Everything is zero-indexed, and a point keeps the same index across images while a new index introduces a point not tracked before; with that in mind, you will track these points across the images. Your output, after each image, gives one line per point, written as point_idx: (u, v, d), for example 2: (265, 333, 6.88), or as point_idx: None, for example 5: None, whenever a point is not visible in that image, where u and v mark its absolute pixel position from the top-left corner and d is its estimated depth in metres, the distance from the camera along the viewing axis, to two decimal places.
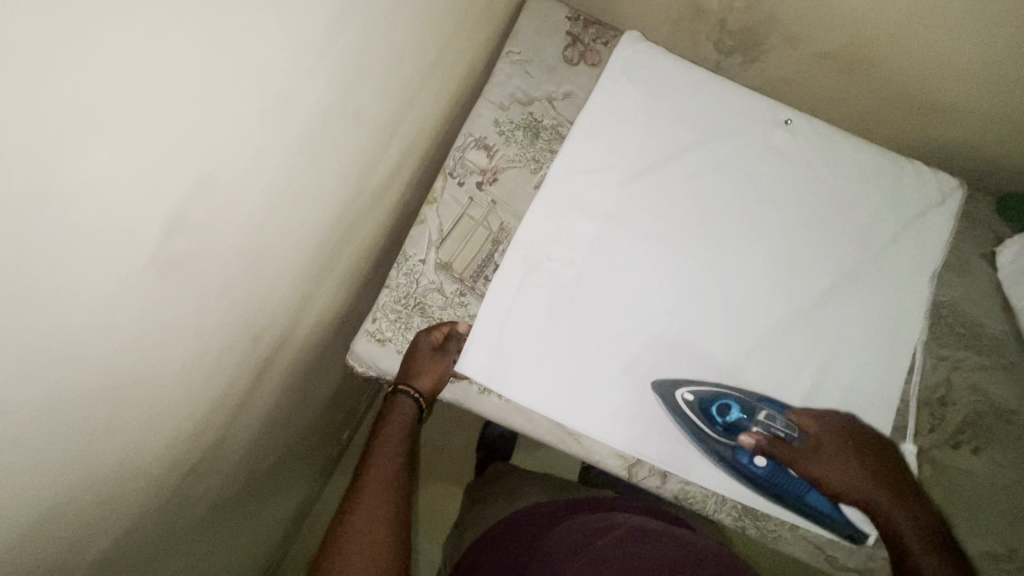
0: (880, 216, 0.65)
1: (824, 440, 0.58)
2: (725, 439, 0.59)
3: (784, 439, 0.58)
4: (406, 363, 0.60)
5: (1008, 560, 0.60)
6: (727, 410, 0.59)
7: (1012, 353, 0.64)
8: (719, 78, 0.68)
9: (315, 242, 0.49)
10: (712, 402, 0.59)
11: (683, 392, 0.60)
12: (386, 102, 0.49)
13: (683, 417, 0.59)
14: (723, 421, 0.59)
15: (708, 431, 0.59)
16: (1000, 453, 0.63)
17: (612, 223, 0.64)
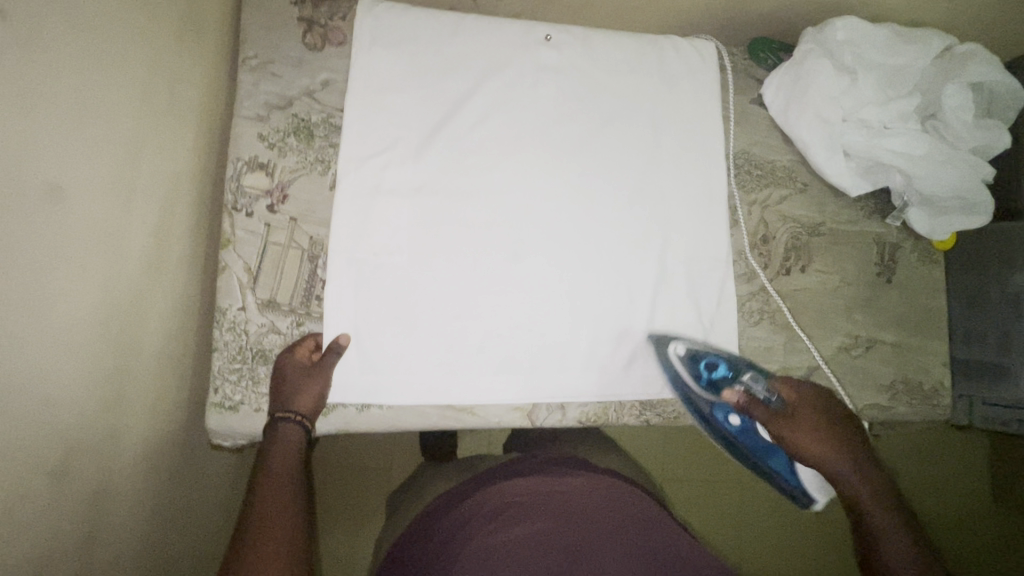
0: (659, 97, 0.69)
1: (804, 415, 0.60)
2: (707, 396, 0.64)
3: (763, 398, 0.61)
4: (276, 396, 0.55)
5: (854, 345, 0.71)
6: (715, 367, 0.63)
7: (804, 176, 0.72)
8: (468, 16, 0.66)
9: (68, 344, 0.42)
10: (703, 359, 0.63)
11: (677, 345, 0.64)
12: (69, 161, 0.42)
13: (672, 368, 0.64)
14: (709, 376, 0.63)
15: (692, 384, 0.63)
16: (822, 262, 0.71)
17: (422, 195, 0.62)
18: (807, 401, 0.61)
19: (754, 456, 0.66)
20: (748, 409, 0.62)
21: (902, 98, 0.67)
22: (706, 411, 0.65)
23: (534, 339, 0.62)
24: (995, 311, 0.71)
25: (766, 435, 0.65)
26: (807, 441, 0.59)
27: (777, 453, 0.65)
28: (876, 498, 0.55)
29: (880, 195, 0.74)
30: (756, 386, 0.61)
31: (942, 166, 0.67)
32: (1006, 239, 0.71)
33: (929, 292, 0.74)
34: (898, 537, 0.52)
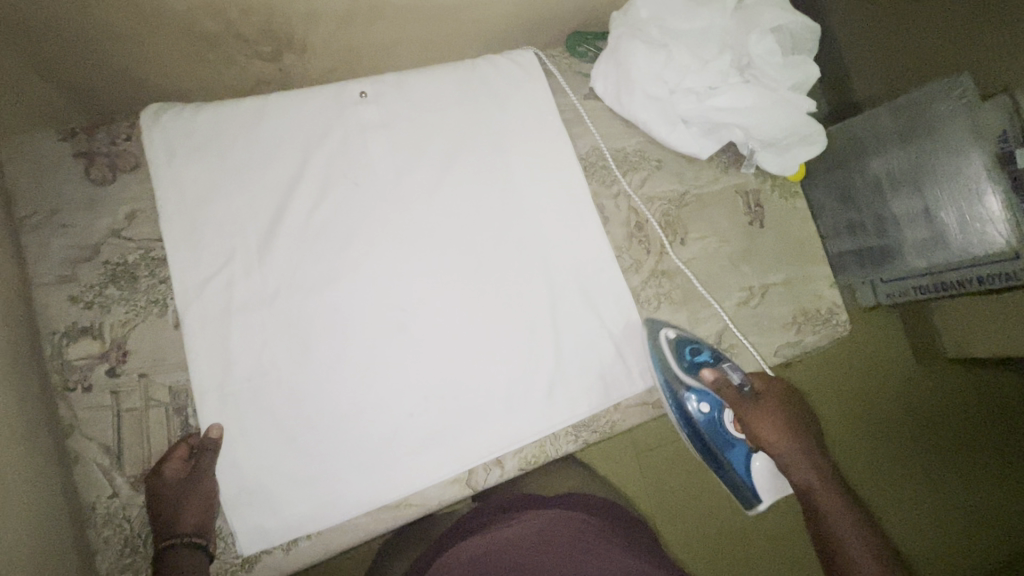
0: (495, 120, 0.67)
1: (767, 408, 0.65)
2: (688, 378, 0.65)
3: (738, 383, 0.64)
4: (160, 520, 0.50)
5: (750, 297, 0.73)
6: (699, 350, 0.65)
7: (656, 153, 0.73)
8: (271, 95, 0.61)
9: None
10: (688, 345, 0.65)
11: (667, 330, 0.65)
12: None
13: (658, 350, 0.64)
14: (692, 358, 0.65)
15: (675, 366, 0.64)
16: (697, 229, 0.73)
17: (281, 299, 0.57)
18: (770, 395, 0.66)
19: (717, 448, 0.67)
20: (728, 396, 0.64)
21: (717, 59, 0.70)
22: (681, 398, 0.65)
23: (449, 405, 0.59)
24: (866, 202, 0.83)
25: (730, 427, 0.67)
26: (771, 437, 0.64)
27: (738, 448, 0.67)
28: (826, 484, 0.62)
29: (728, 149, 0.76)
30: (734, 371, 0.65)
31: (770, 110, 0.70)
32: (855, 137, 0.84)
33: (801, 223, 0.77)
34: (850, 519, 0.59)
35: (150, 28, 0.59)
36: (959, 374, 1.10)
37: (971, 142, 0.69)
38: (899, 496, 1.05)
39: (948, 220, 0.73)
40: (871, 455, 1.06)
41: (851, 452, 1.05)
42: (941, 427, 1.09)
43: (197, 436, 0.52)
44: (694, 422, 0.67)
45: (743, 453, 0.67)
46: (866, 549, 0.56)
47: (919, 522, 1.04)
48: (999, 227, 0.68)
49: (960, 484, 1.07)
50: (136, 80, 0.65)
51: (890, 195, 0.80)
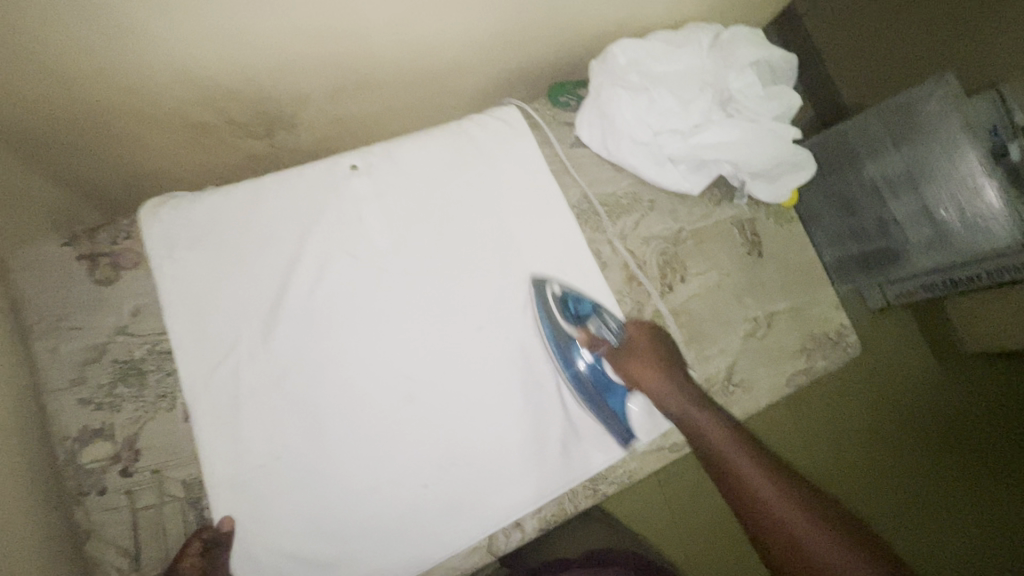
0: (484, 178, 0.68)
1: (643, 353, 0.64)
2: (573, 330, 0.63)
3: (616, 334, 0.65)
4: None
5: (757, 327, 0.72)
6: (583, 305, 0.65)
7: (648, 193, 0.73)
8: (265, 177, 0.62)
9: None
10: (573, 299, 0.65)
11: (554, 285, 0.65)
12: None
13: (545, 304, 0.64)
14: (576, 312, 0.64)
15: (560, 318, 0.63)
16: (696, 264, 0.73)
17: (287, 378, 0.57)
18: (649, 343, 0.65)
19: (598, 395, 0.63)
20: (607, 341, 0.64)
21: (698, 98, 0.71)
22: (566, 349, 0.63)
23: (464, 471, 0.59)
24: (866, 206, 0.82)
25: (611, 373, 0.63)
26: (655, 382, 0.62)
27: (617, 394, 0.64)
28: (722, 424, 0.59)
29: (719, 182, 0.77)
30: (614, 325, 0.65)
31: (756, 141, 0.71)
32: (847, 145, 0.83)
33: (800, 247, 0.77)
34: (730, 440, 0.58)
35: (146, 125, 0.60)
36: (984, 369, 1.07)
37: (966, 141, 0.68)
38: (941, 503, 1.01)
39: (950, 217, 0.72)
40: (906, 462, 1.03)
41: (884, 462, 1.03)
42: (973, 427, 1.06)
43: (208, 529, 0.52)
44: (578, 372, 0.63)
45: (623, 399, 0.64)
46: (787, 498, 0.53)
47: (966, 528, 1.00)
48: (1001, 221, 0.67)
49: (996, 482, 1.03)
50: (134, 169, 0.67)
51: (889, 198, 0.79)
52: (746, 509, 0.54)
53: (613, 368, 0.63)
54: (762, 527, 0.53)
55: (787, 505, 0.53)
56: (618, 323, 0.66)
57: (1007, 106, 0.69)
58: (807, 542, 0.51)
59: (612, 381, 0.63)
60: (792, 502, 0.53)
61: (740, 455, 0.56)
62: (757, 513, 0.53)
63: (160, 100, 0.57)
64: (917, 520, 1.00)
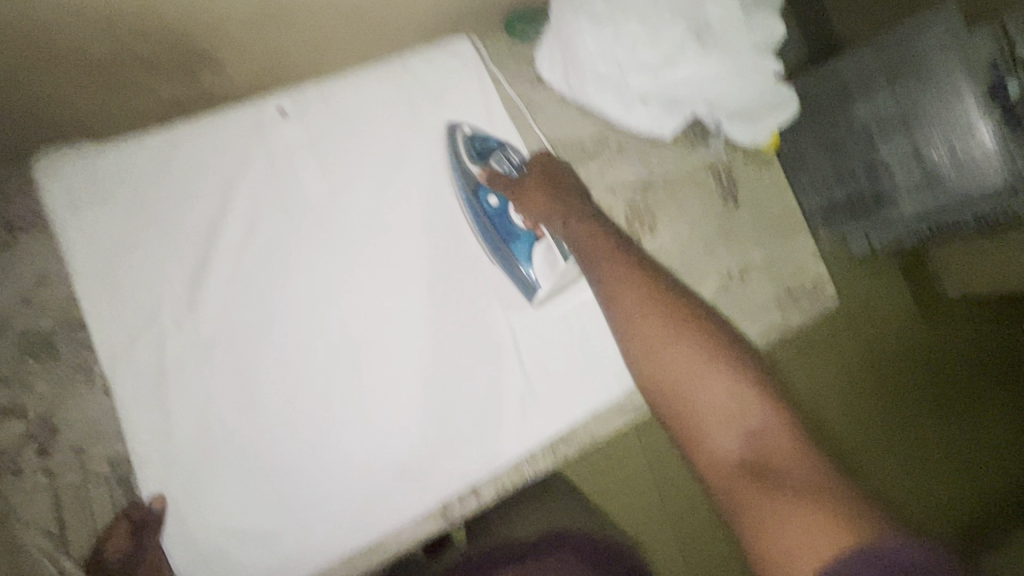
0: (432, 122, 0.61)
1: (541, 180, 0.59)
2: (473, 167, 0.61)
3: (517, 170, 0.61)
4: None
5: (729, 281, 0.69)
6: (487, 143, 0.62)
7: (615, 137, 0.67)
8: (179, 123, 0.55)
9: None
10: (478, 140, 0.62)
11: (462, 126, 0.62)
12: None
13: (450, 143, 0.61)
14: (478, 148, 0.62)
15: (462, 155, 0.61)
16: (667, 214, 0.68)
17: (220, 345, 0.53)
18: (550, 174, 0.59)
19: (497, 235, 0.59)
20: (504, 174, 0.60)
21: (671, 26, 0.62)
22: (470, 189, 0.60)
23: (415, 437, 0.56)
24: (853, 150, 0.75)
25: (514, 214, 0.59)
26: (551, 207, 0.56)
27: (518, 234, 0.59)
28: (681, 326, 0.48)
29: (694, 123, 0.70)
30: (515, 159, 0.62)
31: (733, 77, 0.64)
32: (840, 76, 0.75)
33: (778, 194, 0.72)
34: (673, 335, 0.48)
35: (37, 64, 0.52)
36: (960, 319, 1.07)
37: (961, 80, 0.65)
38: (925, 439, 1.02)
39: (942, 159, 0.68)
40: (885, 408, 1.02)
41: (863, 408, 1.02)
42: (949, 373, 1.05)
43: (138, 506, 0.50)
44: (478, 213, 0.59)
45: (527, 244, 0.59)
46: (731, 414, 0.44)
47: (936, 469, 1.02)
48: (994, 163, 0.65)
49: (973, 413, 1.05)
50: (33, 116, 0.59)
51: (877, 139, 0.73)
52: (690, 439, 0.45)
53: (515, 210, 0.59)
54: (697, 447, 0.45)
55: (738, 430, 0.44)
56: (520, 162, 0.62)
57: (1009, 36, 0.63)
58: (726, 450, 0.44)
59: (516, 225, 0.59)
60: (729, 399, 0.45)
61: (681, 352, 0.47)
62: (695, 431, 0.45)
63: (42, 30, 0.50)
64: (900, 461, 1.01)
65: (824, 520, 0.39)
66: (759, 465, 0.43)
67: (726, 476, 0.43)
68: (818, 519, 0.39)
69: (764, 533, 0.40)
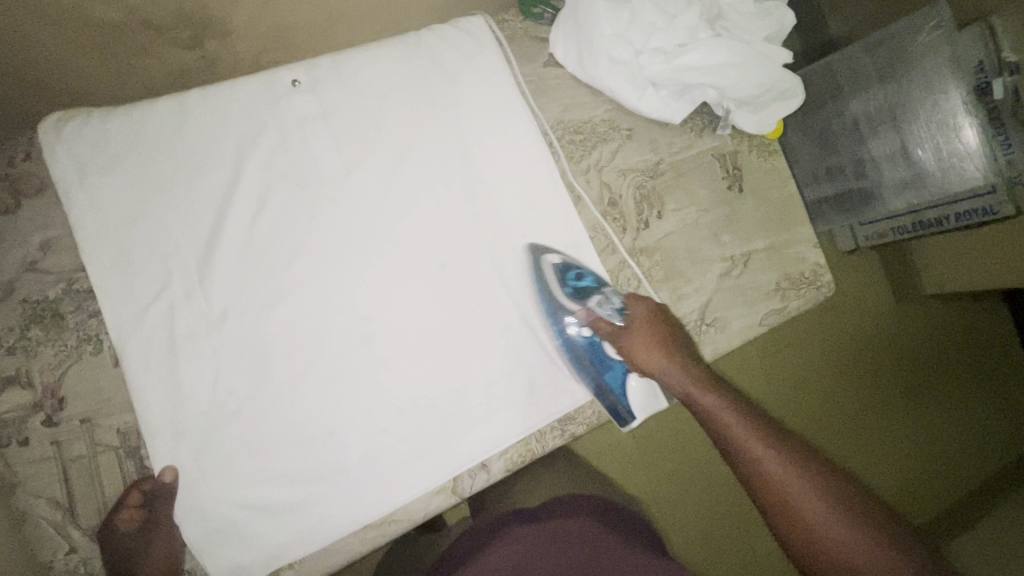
0: (444, 99, 0.61)
1: (647, 329, 0.58)
2: (569, 304, 0.59)
3: (618, 311, 0.59)
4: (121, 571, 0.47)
5: (732, 266, 0.70)
6: (582, 276, 0.60)
7: (625, 121, 0.68)
8: (189, 92, 0.54)
9: None
10: (571, 271, 0.60)
11: (552, 256, 0.61)
12: None
13: (540, 274, 0.60)
14: (574, 283, 0.60)
15: (555, 289, 0.60)
16: (674, 200, 0.69)
17: (230, 318, 0.52)
18: (653, 320, 0.59)
19: (594, 371, 0.60)
20: (609, 317, 0.59)
21: (685, 12, 0.63)
22: (562, 320, 0.59)
23: (424, 414, 0.56)
24: (844, 144, 0.78)
25: (612, 350, 0.60)
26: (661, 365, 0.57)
27: (615, 369, 0.60)
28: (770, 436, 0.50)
29: (702, 110, 0.71)
30: (614, 298, 0.60)
31: (745, 65, 0.65)
32: (832, 73, 0.78)
33: (780, 182, 0.73)
34: (769, 445, 0.49)
35: (40, 26, 0.51)
36: (938, 312, 1.10)
37: (947, 79, 0.63)
38: (908, 427, 1.06)
39: (926, 157, 0.68)
40: (870, 397, 1.06)
41: (849, 398, 1.05)
42: (927, 366, 1.09)
43: (149, 478, 0.49)
44: (572, 348, 0.60)
45: (621, 374, 0.60)
46: (805, 481, 0.47)
47: (914, 457, 1.06)
48: (976, 161, 0.63)
49: (952, 404, 1.09)
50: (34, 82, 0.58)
51: (868, 136, 0.75)
52: (771, 504, 0.47)
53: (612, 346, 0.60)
54: (796, 530, 0.46)
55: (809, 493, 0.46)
56: (619, 299, 0.60)
57: (996, 37, 0.61)
58: (809, 517, 0.45)
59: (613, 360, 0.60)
60: (832, 505, 0.45)
61: (777, 460, 0.48)
62: (788, 510, 0.46)
63: None
64: (883, 448, 1.04)
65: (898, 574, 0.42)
66: (838, 546, 0.44)
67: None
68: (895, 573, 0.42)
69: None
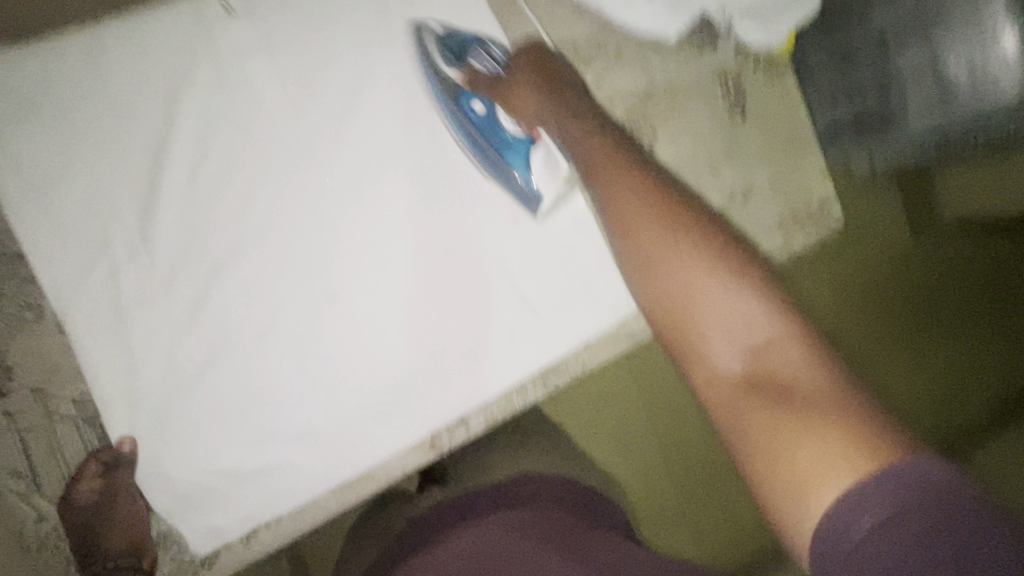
0: (402, 19, 0.53)
1: (528, 76, 0.53)
2: (448, 68, 0.53)
3: (498, 66, 0.54)
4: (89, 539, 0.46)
5: (731, 202, 0.64)
6: (461, 40, 0.55)
7: (614, 39, 0.59)
8: (108, 22, 0.48)
9: None
10: (453, 38, 0.54)
11: (431, 24, 0.54)
12: None
13: (416, 44, 0.53)
14: (452, 46, 0.54)
15: (436, 57, 0.53)
16: (668, 129, 0.61)
17: (180, 273, 0.49)
18: (542, 62, 0.53)
19: (488, 142, 0.54)
20: (488, 73, 0.54)
21: None
22: (449, 95, 0.53)
23: (396, 369, 0.54)
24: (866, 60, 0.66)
25: (505, 119, 0.54)
26: (547, 110, 0.51)
27: (513, 138, 0.54)
28: (737, 268, 0.39)
29: (702, 24, 0.62)
30: (495, 55, 0.55)
31: None
32: None
33: (788, 105, 0.65)
34: (713, 279, 0.39)
35: None
36: (960, 241, 1.01)
37: None
38: (916, 363, 1.02)
39: (958, 73, 0.59)
40: (880, 334, 1.01)
41: (858, 335, 1.00)
42: (941, 299, 1.03)
43: (108, 449, 0.47)
44: (466, 121, 0.53)
45: (524, 149, 0.54)
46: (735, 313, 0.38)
47: (918, 392, 1.02)
48: (1015, 74, 0.56)
49: (968, 338, 1.03)
50: None
51: (892, 52, 0.63)
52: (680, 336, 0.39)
53: (506, 115, 0.54)
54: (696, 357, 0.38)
55: (740, 332, 0.37)
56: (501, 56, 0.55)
57: None
58: (725, 354, 0.37)
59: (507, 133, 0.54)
60: (780, 358, 0.36)
61: (709, 276, 0.39)
62: (700, 345, 0.38)
63: None
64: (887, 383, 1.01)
65: (804, 428, 0.33)
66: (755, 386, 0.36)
67: (726, 393, 0.37)
68: (802, 432, 0.33)
69: (754, 443, 0.35)
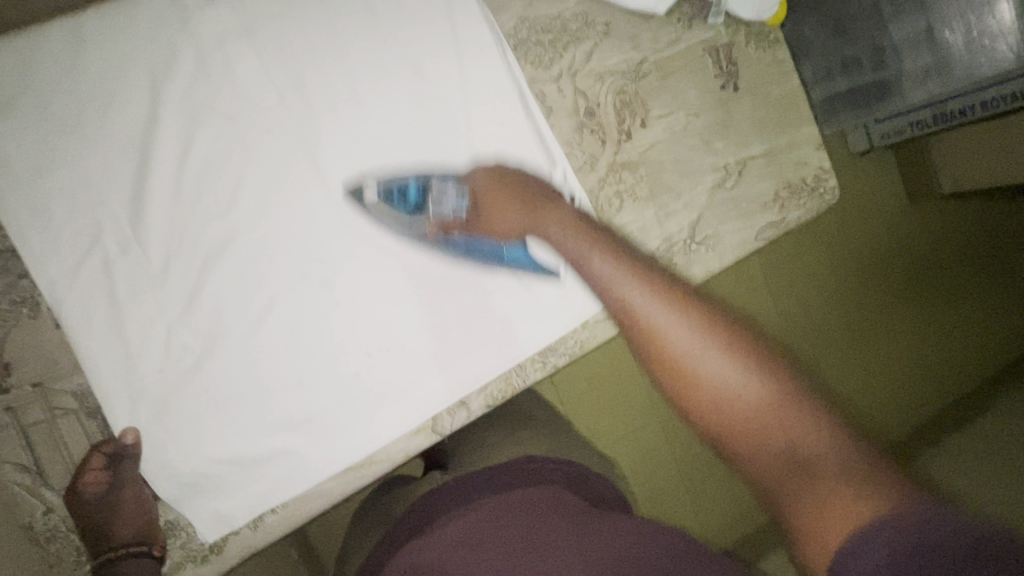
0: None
1: (501, 204, 0.53)
2: (416, 226, 0.53)
3: (457, 210, 0.53)
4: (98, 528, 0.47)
5: (726, 176, 0.63)
6: (405, 192, 0.52)
7: (602, 14, 0.59)
8: (86, 13, 0.47)
9: None
10: (398, 189, 0.52)
11: (364, 183, 0.52)
12: None
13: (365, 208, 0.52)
14: (404, 206, 0.52)
15: (396, 216, 0.52)
16: (659, 104, 0.61)
17: (174, 263, 0.49)
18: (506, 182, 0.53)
19: (493, 267, 0.55)
20: (458, 217, 0.53)
21: None
22: (432, 242, 0.53)
23: (395, 353, 0.54)
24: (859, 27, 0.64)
25: (493, 242, 0.54)
26: (529, 221, 0.52)
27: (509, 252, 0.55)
28: (718, 325, 0.40)
29: None
30: (450, 194, 0.53)
31: None
32: None
33: (782, 76, 0.64)
34: (708, 345, 0.39)
35: None
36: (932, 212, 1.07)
37: None
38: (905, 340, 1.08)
39: (954, 39, 0.57)
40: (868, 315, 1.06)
41: (847, 320, 1.05)
42: (925, 271, 1.07)
43: (111, 440, 0.48)
44: (464, 259, 0.54)
45: (525, 256, 0.55)
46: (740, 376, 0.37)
47: (908, 368, 1.08)
48: (1013, 39, 0.54)
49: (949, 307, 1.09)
50: None
51: (886, 18, 0.62)
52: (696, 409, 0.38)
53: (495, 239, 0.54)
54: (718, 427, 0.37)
55: (749, 392, 0.37)
56: (473, 73, 0.55)
57: None
58: (742, 417, 0.36)
59: (486, 238, 0.54)
60: (797, 417, 0.35)
61: (706, 342, 0.39)
62: (716, 415, 0.37)
63: None
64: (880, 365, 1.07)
65: (844, 491, 0.32)
66: (785, 454, 0.35)
67: (763, 467, 0.35)
68: (840, 500, 0.32)
69: (805, 524, 0.33)
